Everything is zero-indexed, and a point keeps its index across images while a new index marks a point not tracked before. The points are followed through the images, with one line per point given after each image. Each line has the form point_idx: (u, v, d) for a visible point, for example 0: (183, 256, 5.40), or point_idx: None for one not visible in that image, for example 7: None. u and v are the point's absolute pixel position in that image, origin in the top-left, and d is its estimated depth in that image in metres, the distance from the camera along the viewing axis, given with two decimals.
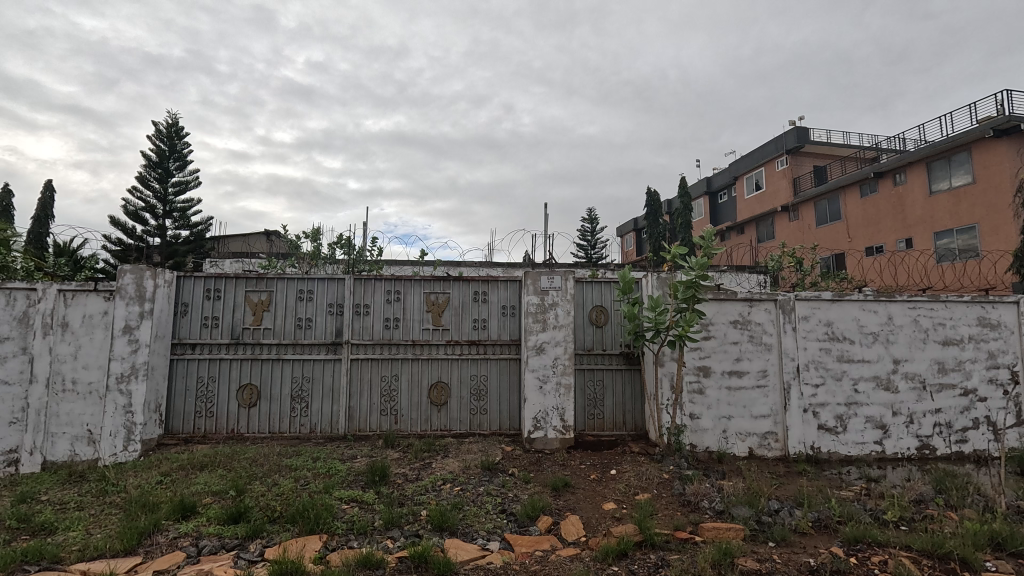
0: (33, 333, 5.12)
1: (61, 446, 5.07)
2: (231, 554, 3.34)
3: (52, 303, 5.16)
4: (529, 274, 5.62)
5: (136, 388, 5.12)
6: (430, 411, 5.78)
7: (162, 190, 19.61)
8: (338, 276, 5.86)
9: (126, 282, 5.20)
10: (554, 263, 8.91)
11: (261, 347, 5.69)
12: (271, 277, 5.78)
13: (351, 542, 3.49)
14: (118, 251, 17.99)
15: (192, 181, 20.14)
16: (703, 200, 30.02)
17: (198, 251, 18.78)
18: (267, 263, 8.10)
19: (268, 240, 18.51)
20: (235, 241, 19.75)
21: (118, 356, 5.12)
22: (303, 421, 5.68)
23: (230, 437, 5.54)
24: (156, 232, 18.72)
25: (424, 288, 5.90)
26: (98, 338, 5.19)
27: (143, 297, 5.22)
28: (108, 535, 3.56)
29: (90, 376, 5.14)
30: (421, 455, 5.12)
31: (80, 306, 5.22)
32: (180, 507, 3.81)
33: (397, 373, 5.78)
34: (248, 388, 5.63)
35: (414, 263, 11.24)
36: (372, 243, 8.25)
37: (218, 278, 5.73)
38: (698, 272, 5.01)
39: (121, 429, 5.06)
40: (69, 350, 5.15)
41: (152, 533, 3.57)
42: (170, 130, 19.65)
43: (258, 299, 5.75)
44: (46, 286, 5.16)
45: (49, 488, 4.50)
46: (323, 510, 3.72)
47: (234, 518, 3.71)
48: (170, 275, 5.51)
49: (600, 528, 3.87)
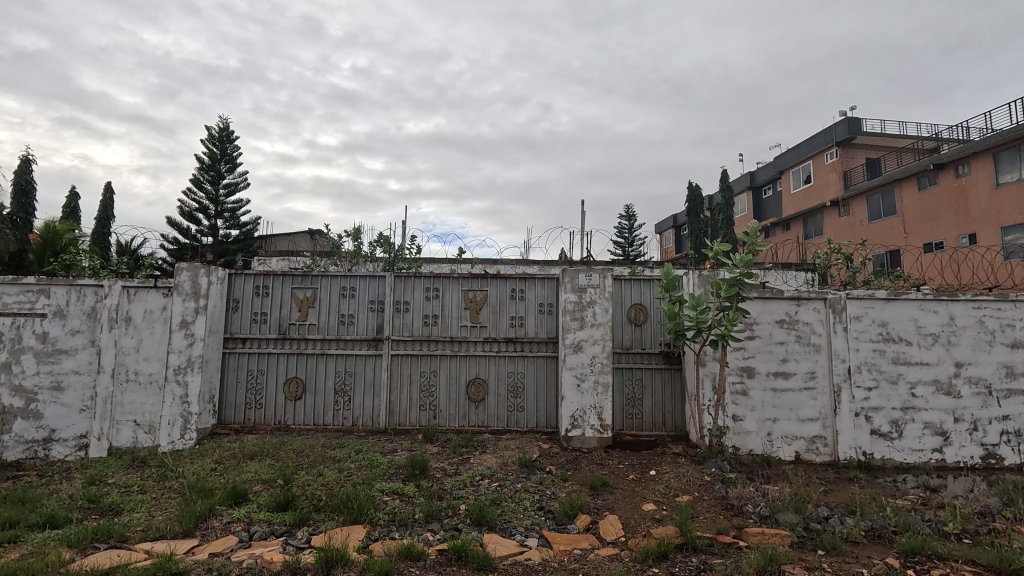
0: (101, 326, 5.47)
1: (125, 433, 5.40)
2: (280, 540, 3.48)
3: (117, 299, 5.49)
4: (566, 271, 5.60)
5: (192, 379, 5.41)
6: (467, 407, 5.84)
7: (214, 191, 20.54)
8: (379, 273, 5.99)
9: (183, 279, 5.49)
10: (591, 261, 8.84)
11: (306, 342, 5.89)
12: (316, 274, 5.98)
13: (392, 533, 3.57)
14: (174, 249, 18.94)
15: (242, 183, 21.08)
16: (746, 196, 29.04)
17: (247, 250, 19.61)
18: (311, 261, 8.37)
19: (311, 239, 19.06)
20: (282, 240, 20.49)
21: (176, 349, 5.41)
22: (346, 414, 5.85)
23: (278, 428, 5.77)
24: (207, 232, 19.60)
25: (462, 286, 5.96)
26: (157, 332, 5.49)
27: (198, 293, 5.50)
28: (168, 517, 3.78)
29: (151, 367, 5.45)
30: (459, 450, 5.18)
31: (142, 301, 5.53)
32: (233, 493, 3.99)
33: (436, 369, 5.87)
34: (294, 381, 5.85)
35: (451, 262, 11.39)
36: (410, 242, 8.41)
37: (267, 276, 5.97)
38: (742, 270, 4.84)
39: (179, 418, 5.36)
40: (131, 343, 5.47)
41: (208, 517, 3.77)
42: (222, 134, 20.58)
43: (303, 295, 5.95)
44: (111, 282, 5.49)
45: (115, 472, 4.80)
46: (366, 501, 3.82)
47: (282, 506, 3.87)
48: (222, 273, 5.78)
49: (639, 529, 3.83)
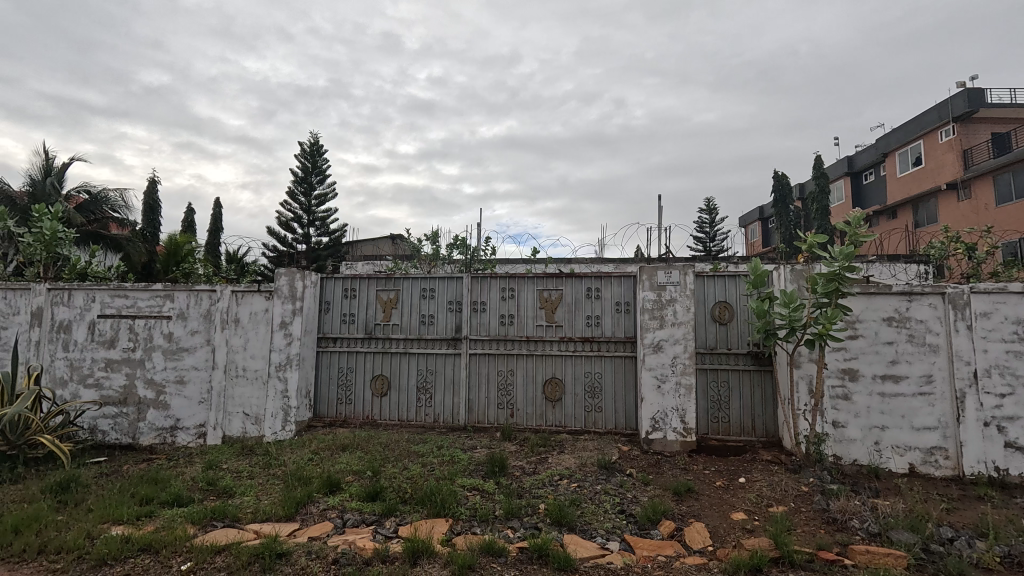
0: (215, 327, 6.08)
1: (235, 423, 5.97)
2: (370, 528, 3.68)
3: (227, 302, 6.08)
4: (644, 269, 5.43)
5: (291, 375, 5.87)
6: (544, 406, 5.85)
7: (307, 202, 22.17)
8: (456, 275, 6.16)
9: (282, 283, 5.97)
10: (670, 258, 8.51)
11: (390, 341, 6.19)
12: (398, 276, 6.26)
13: (474, 528, 3.65)
14: (273, 257, 20.68)
15: (330, 193, 22.59)
16: (843, 183, 26.62)
17: (336, 256, 20.98)
18: (393, 265, 8.78)
19: (392, 244, 20.01)
20: (367, 245, 21.70)
21: (277, 348, 5.90)
22: (428, 410, 6.07)
23: (367, 422, 6.11)
24: (302, 240, 21.20)
25: (537, 286, 5.97)
26: (261, 332, 6.01)
27: (295, 296, 5.96)
28: (273, 502, 4.13)
29: (256, 364, 5.98)
30: (537, 449, 5.19)
31: (248, 304, 6.08)
32: (328, 482, 4.28)
33: (513, 368, 5.94)
34: (380, 378, 6.16)
35: (526, 262, 11.47)
36: (486, 244, 8.56)
37: (354, 279, 6.35)
38: (841, 264, 4.43)
39: (280, 411, 5.84)
40: (240, 342, 6.03)
41: (307, 503, 4.07)
42: (313, 149, 22.19)
43: (387, 297, 6.26)
44: (223, 287, 6.09)
45: (228, 458, 5.31)
46: (448, 496, 3.94)
47: (371, 496, 4.08)
48: (315, 277, 6.22)
49: (728, 538, 3.62)
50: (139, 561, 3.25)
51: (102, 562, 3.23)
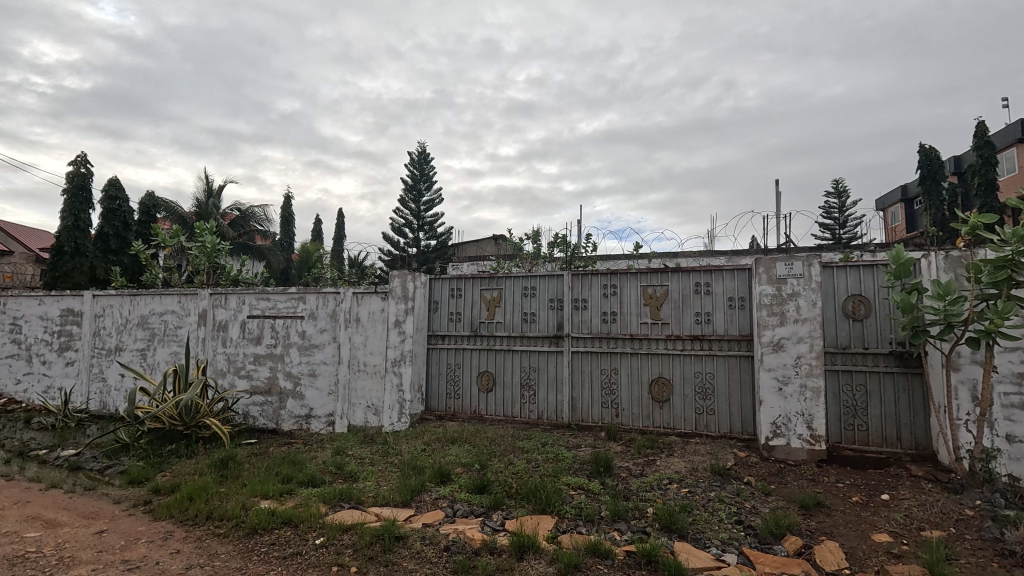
0: (340, 325, 6.71)
1: (358, 414, 6.52)
2: (479, 519, 3.81)
3: (350, 303, 6.67)
4: (761, 261, 5.00)
5: (405, 370, 6.28)
6: (651, 407, 5.63)
7: (417, 208, 23.59)
8: (557, 272, 6.17)
9: (395, 284, 6.41)
10: (791, 249, 7.75)
11: (495, 338, 6.36)
12: (501, 276, 6.42)
13: (579, 528, 3.62)
14: (388, 260, 22.30)
15: (437, 199, 23.83)
16: (1015, 151, 22.34)
17: (443, 258, 22.08)
18: (496, 265, 9.02)
19: (495, 244, 20.58)
20: (471, 246, 22.55)
21: (392, 344, 6.35)
22: (532, 407, 6.14)
23: (474, 417, 6.34)
24: (412, 244, 22.60)
25: (641, 282, 5.77)
26: (379, 330, 6.51)
27: (407, 296, 6.36)
28: (391, 488, 4.45)
29: (375, 360, 6.48)
30: (644, 451, 5.02)
31: (367, 304, 6.61)
32: (439, 473, 4.51)
33: (617, 366, 5.80)
34: (485, 374, 6.37)
35: (628, 258, 11.16)
36: (586, 241, 8.47)
37: (460, 279, 6.62)
38: (1015, 247, 3.71)
39: (396, 404, 6.27)
40: (361, 339, 6.59)
41: (421, 491, 4.33)
42: (420, 158, 23.55)
43: (491, 296, 6.44)
44: (345, 289, 6.70)
45: (353, 445, 5.83)
46: (553, 493, 3.95)
47: (479, 489, 4.23)
48: (425, 278, 6.59)
49: (868, 562, 3.20)
50: (282, 532, 3.67)
51: (254, 531, 3.70)
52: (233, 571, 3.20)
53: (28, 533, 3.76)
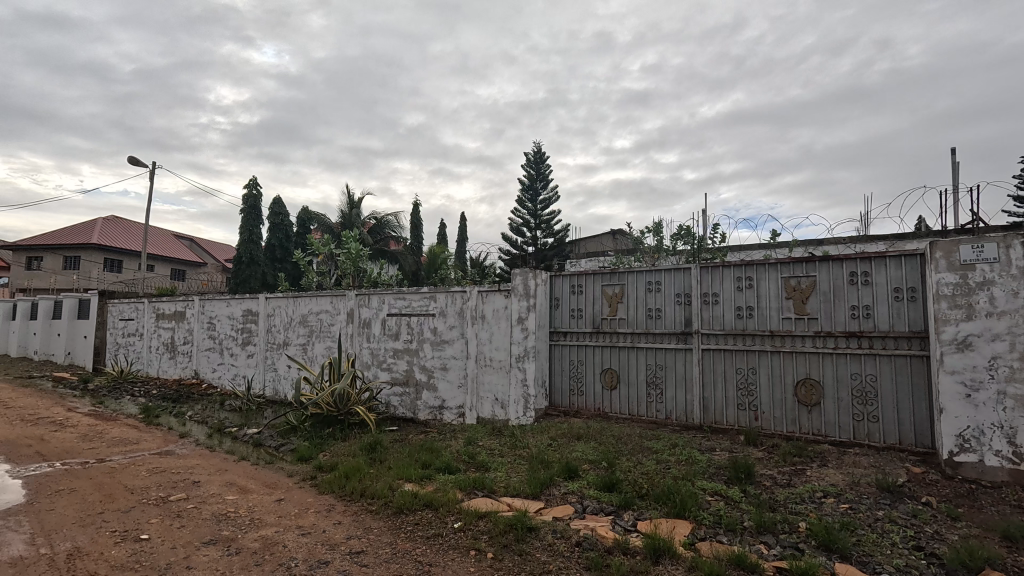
0: (467, 322, 7.06)
1: (486, 407, 6.80)
2: (609, 518, 3.75)
3: (476, 301, 6.99)
4: (938, 245, 4.25)
5: (529, 366, 6.41)
6: (797, 411, 5.09)
7: (534, 207, 23.98)
8: (684, 266, 5.85)
9: (517, 282, 6.58)
10: (977, 229, 6.48)
11: (618, 335, 6.22)
12: (623, 271, 6.26)
13: (719, 536, 3.39)
14: (508, 260, 22.98)
15: (554, 197, 23.99)
16: None
17: (561, 255, 22.18)
18: (616, 260, 8.82)
19: (614, 239, 20.16)
20: (589, 242, 22.36)
21: (516, 341, 6.52)
22: (659, 407, 5.90)
23: (598, 414, 6.27)
24: (530, 242, 23.03)
25: (782, 273, 5.23)
26: (503, 327, 6.72)
27: (529, 293, 6.49)
28: (521, 479, 4.57)
29: (500, 355, 6.71)
30: (790, 459, 4.55)
31: (491, 302, 6.87)
32: (567, 468, 4.53)
33: (754, 366, 5.33)
34: (609, 371, 6.26)
35: (763, 247, 10.21)
36: (715, 231, 7.92)
37: (581, 275, 6.59)
38: None
39: (521, 398, 6.43)
40: (487, 336, 6.86)
41: (550, 485, 4.38)
42: (536, 157, 23.89)
43: (613, 292, 6.32)
44: (471, 288, 7.03)
45: (483, 436, 6.10)
46: (688, 498, 3.75)
47: (608, 487, 4.17)
48: (545, 275, 6.68)
49: None
50: (424, 514, 3.97)
51: (400, 510, 4.05)
52: (385, 544, 3.53)
53: (228, 496, 4.52)
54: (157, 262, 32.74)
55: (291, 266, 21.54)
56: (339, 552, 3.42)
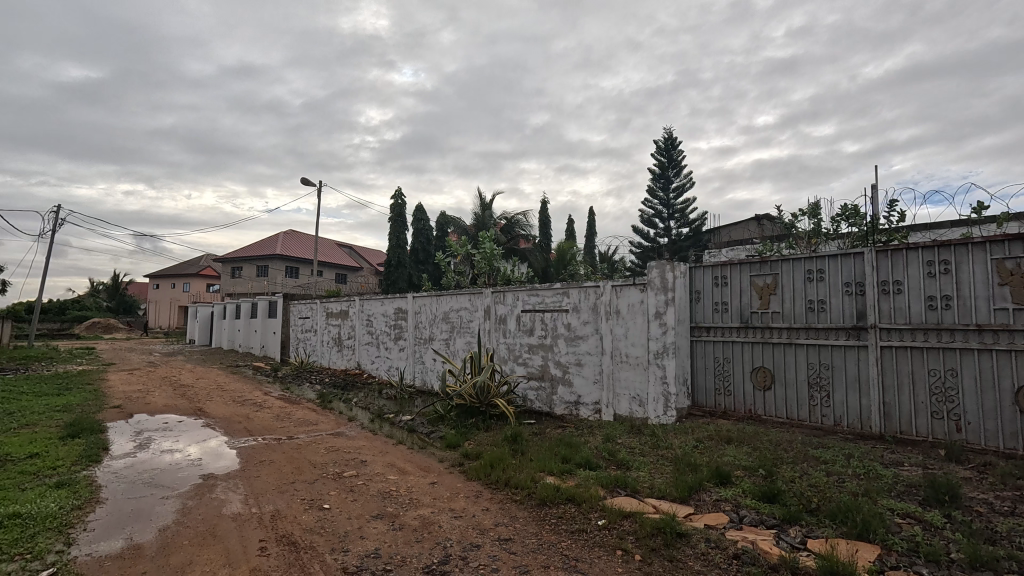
0: (601, 317, 6.94)
1: (623, 404, 6.62)
2: (772, 531, 3.40)
3: (609, 295, 6.84)
4: None
5: (668, 362, 6.08)
6: (1020, 423, 4.12)
7: (667, 197, 22.81)
8: (854, 250, 5.07)
9: (653, 275, 6.28)
10: None
11: (771, 330, 5.62)
12: (775, 259, 5.64)
13: (917, 567, 2.87)
14: (640, 253, 22.19)
15: (688, 184, 22.57)
16: None
17: (698, 245, 20.81)
18: (764, 248, 8.01)
19: (760, 225, 18.33)
20: (729, 230, 20.64)
21: (654, 336, 6.23)
22: (825, 411, 5.21)
23: (750, 417, 5.74)
24: (664, 234, 21.95)
25: (993, 253, 4.27)
26: (639, 322, 6.48)
27: (667, 287, 6.16)
28: (666, 481, 4.36)
29: (637, 351, 6.48)
30: (1012, 481, 3.69)
31: (626, 296, 6.66)
32: (718, 473, 4.22)
33: (955, 367, 4.43)
34: (761, 370, 5.69)
35: (960, 224, 8.47)
36: (890, 209, 6.77)
37: (725, 266, 6.09)
38: None
39: (661, 396, 6.13)
40: (622, 331, 6.67)
41: (699, 490, 4.11)
42: (668, 144, 22.67)
43: (763, 283, 5.73)
44: (605, 283, 6.90)
45: (622, 434, 5.95)
46: (872, 518, 3.24)
47: (768, 497, 3.78)
48: (684, 267, 6.29)
49: None
50: (567, 508, 3.98)
51: (544, 502, 4.12)
52: (531, 535, 3.61)
53: (391, 475, 5.01)
54: (325, 268, 37.70)
55: (432, 267, 23.26)
56: (488, 537, 3.58)
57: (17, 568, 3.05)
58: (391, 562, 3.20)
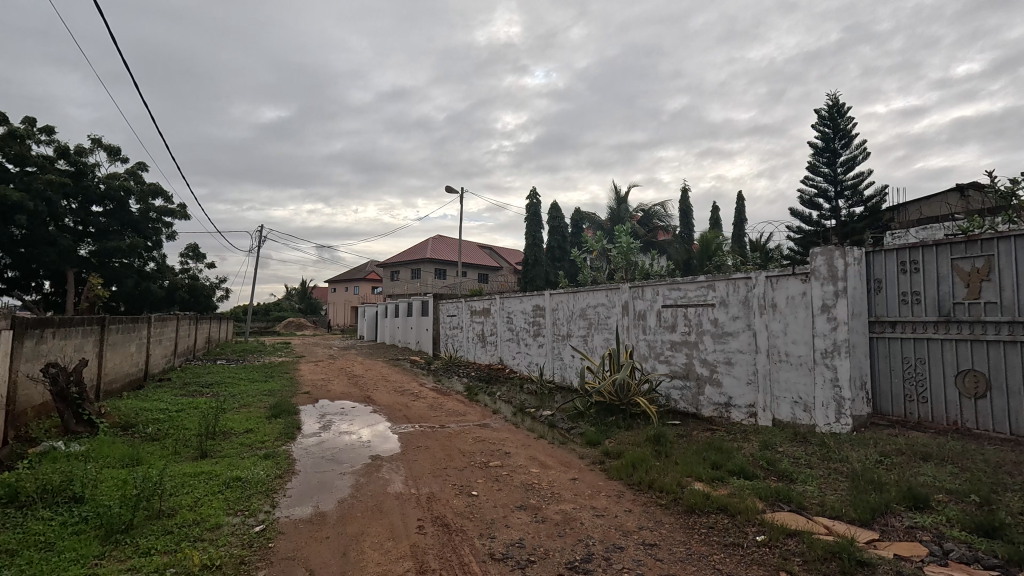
0: (754, 312, 6.30)
1: (784, 408, 5.92)
2: (992, 574, 2.75)
3: (763, 288, 6.18)
4: None
5: (840, 363, 5.29)
6: None
7: (833, 172, 19.88)
8: None
9: (818, 263, 5.52)
10: None
11: (984, 326, 4.57)
12: (988, 238, 4.58)
13: None
14: (800, 238, 19.70)
15: (861, 155, 19.40)
16: None
17: (876, 226, 17.80)
18: (970, 223, 6.54)
19: (963, 197, 15.03)
20: (920, 205, 17.28)
21: (821, 333, 5.47)
22: None
23: (955, 431, 4.73)
24: (830, 215, 19.19)
25: None
26: (801, 316, 5.74)
27: (836, 276, 5.36)
28: (841, 499, 3.80)
29: (799, 349, 5.74)
30: None
31: (784, 288, 5.95)
32: (912, 496, 3.55)
33: None
34: (971, 374, 4.65)
35: None
36: None
37: (914, 248, 5.11)
38: None
39: (832, 401, 5.35)
40: (780, 327, 5.97)
41: (886, 513, 3.51)
42: (833, 111, 19.69)
43: (971, 267, 4.68)
44: (757, 274, 6.25)
45: (783, 441, 5.33)
46: None
47: (986, 531, 3.08)
48: (859, 253, 5.42)
49: None
50: (719, 518, 3.69)
51: (692, 509, 3.87)
52: (679, 543, 3.41)
53: (533, 468, 5.15)
54: (469, 269, 40.19)
55: (569, 263, 23.38)
56: (632, 540, 3.47)
57: (240, 521, 3.76)
58: (534, 554, 3.27)
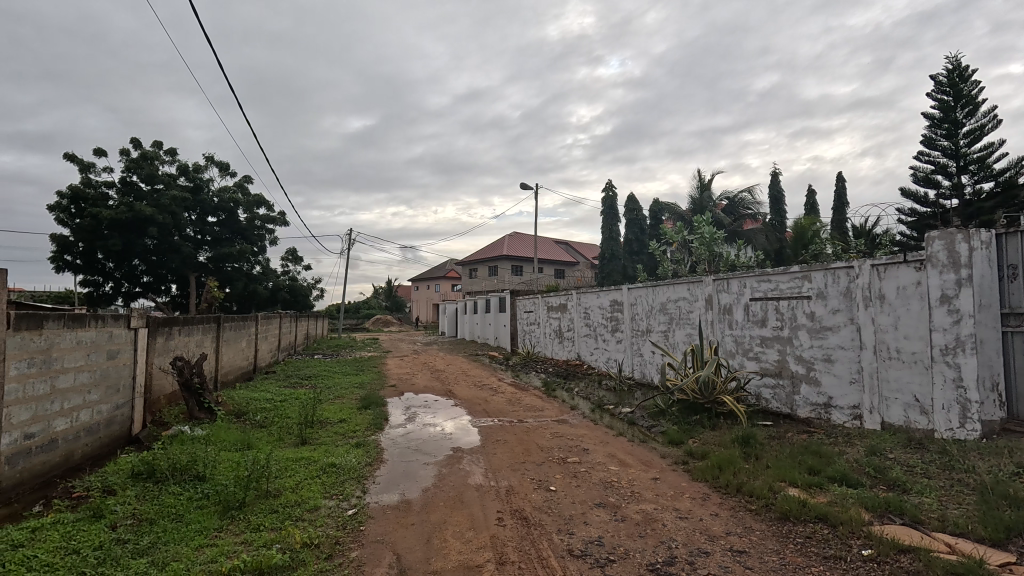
0: (857, 305, 5.74)
1: (895, 411, 5.32)
2: None
3: (868, 278, 5.60)
4: None
5: (965, 361, 4.65)
6: None
7: (954, 146, 17.56)
8: None
9: (936, 249, 4.90)
10: None
11: None
12: None
13: None
14: (913, 222, 17.62)
15: (989, 123, 16.97)
16: None
17: (1011, 204, 15.49)
18: None
19: None
20: None
21: (940, 327, 4.84)
22: None
23: None
24: (951, 193, 16.99)
25: None
26: (915, 308, 5.13)
27: (958, 263, 4.73)
28: (967, 515, 3.36)
29: (913, 346, 5.13)
30: None
31: (893, 277, 5.35)
32: None
33: None
34: None
35: None
36: None
37: None
38: None
39: (955, 405, 4.73)
40: (889, 321, 5.38)
41: None
42: (954, 76, 17.38)
43: None
44: (861, 262, 5.68)
45: (894, 447, 4.81)
46: None
47: None
48: (988, 236, 4.75)
49: None
50: (818, 528, 3.41)
51: (786, 517, 3.61)
52: (771, 552, 3.20)
53: (612, 466, 5.06)
54: (545, 265, 40.24)
55: (648, 256, 22.61)
56: (719, 545, 3.30)
57: (335, 504, 4.06)
58: (614, 553, 3.22)
